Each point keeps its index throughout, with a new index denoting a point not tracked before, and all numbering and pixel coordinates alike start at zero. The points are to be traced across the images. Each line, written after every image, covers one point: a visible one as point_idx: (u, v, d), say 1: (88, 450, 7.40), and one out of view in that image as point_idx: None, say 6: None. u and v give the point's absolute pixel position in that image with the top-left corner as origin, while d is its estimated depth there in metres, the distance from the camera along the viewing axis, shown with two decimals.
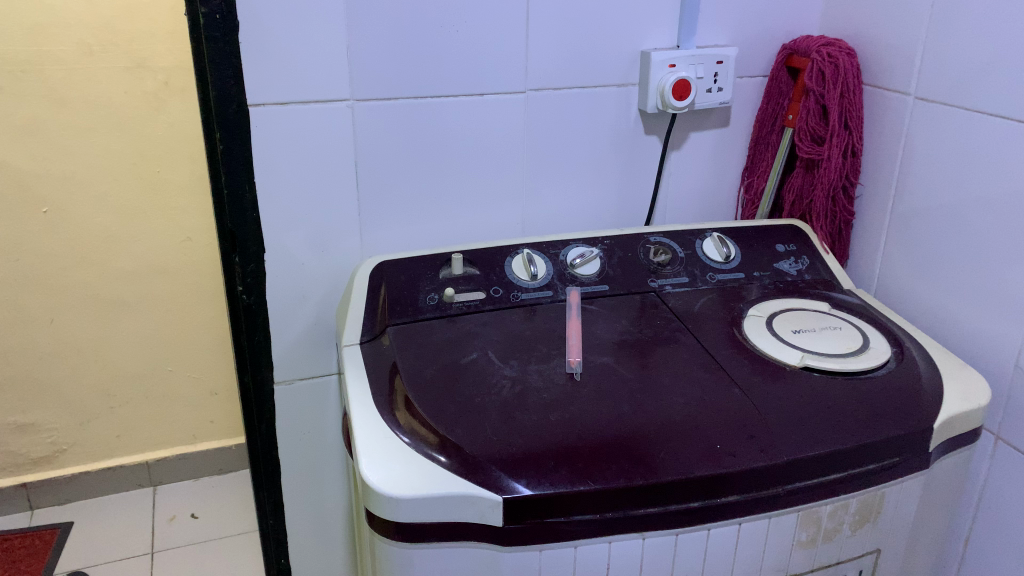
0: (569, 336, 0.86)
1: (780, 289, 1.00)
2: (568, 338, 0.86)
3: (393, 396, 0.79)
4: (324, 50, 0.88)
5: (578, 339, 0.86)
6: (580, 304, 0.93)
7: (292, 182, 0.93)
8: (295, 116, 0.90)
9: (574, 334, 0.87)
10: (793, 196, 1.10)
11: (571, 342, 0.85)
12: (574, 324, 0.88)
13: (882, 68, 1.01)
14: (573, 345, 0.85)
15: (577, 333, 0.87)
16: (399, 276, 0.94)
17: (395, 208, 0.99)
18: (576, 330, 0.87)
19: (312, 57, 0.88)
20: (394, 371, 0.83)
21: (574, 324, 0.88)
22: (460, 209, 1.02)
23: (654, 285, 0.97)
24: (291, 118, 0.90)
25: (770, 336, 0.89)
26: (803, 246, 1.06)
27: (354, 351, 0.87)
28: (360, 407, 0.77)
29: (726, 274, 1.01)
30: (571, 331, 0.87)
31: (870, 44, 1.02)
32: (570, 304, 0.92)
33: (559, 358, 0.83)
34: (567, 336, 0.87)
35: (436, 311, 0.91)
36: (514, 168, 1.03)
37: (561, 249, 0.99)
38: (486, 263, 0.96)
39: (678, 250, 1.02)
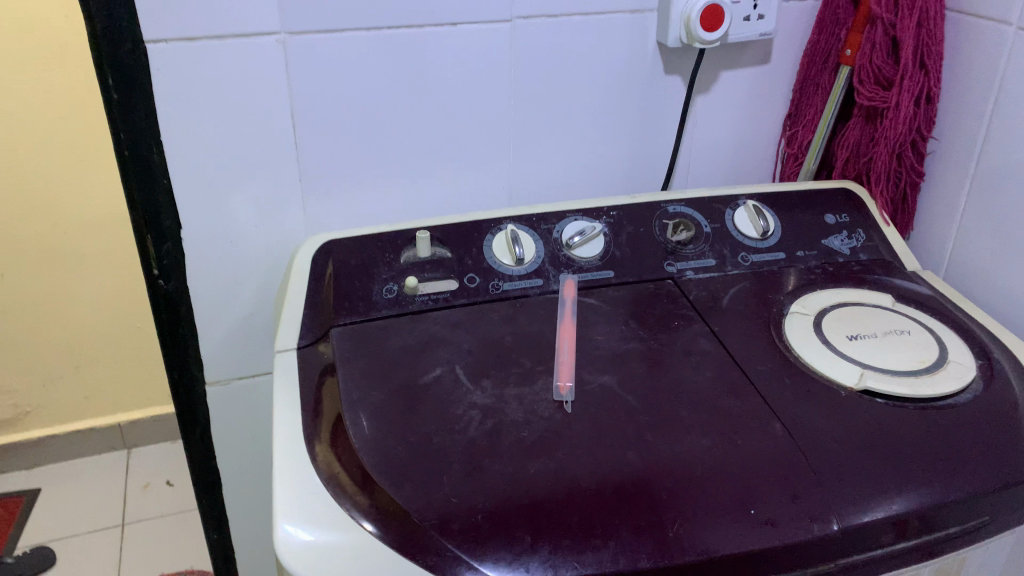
0: (559, 346, 0.67)
1: (830, 274, 0.80)
2: (558, 350, 0.67)
3: (328, 429, 0.61)
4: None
5: (571, 352, 0.67)
6: (578, 299, 0.74)
7: (211, 141, 0.73)
8: (208, 56, 0.69)
9: (567, 345, 0.67)
10: (848, 152, 0.89)
11: (562, 357, 0.66)
12: (568, 329, 0.69)
13: None
14: (565, 361, 0.65)
15: (571, 343, 0.68)
16: (350, 261, 0.75)
17: (347, 171, 0.79)
18: (569, 338, 0.68)
19: None
20: (334, 391, 0.64)
21: (567, 329, 0.69)
22: (430, 171, 0.82)
23: (671, 270, 0.78)
24: (203, 58, 0.69)
25: (819, 343, 0.69)
26: (858, 217, 0.86)
27: (287, 361, 0.68)
28: (282, 445, 0.60)
29: (763, 254, 0.81)
30: (562, 339, 0.68)
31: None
32: (564, 300, 0.73)
33: (546, 378, 0.65)
34: (558, 345, 0.68)
35: (394, 307, 0.72)
36: (497, 119, 0.82)
37: (555, 224, 0.79)
38: (460, 243, 0.77)
39: (703, 224, 0.81)
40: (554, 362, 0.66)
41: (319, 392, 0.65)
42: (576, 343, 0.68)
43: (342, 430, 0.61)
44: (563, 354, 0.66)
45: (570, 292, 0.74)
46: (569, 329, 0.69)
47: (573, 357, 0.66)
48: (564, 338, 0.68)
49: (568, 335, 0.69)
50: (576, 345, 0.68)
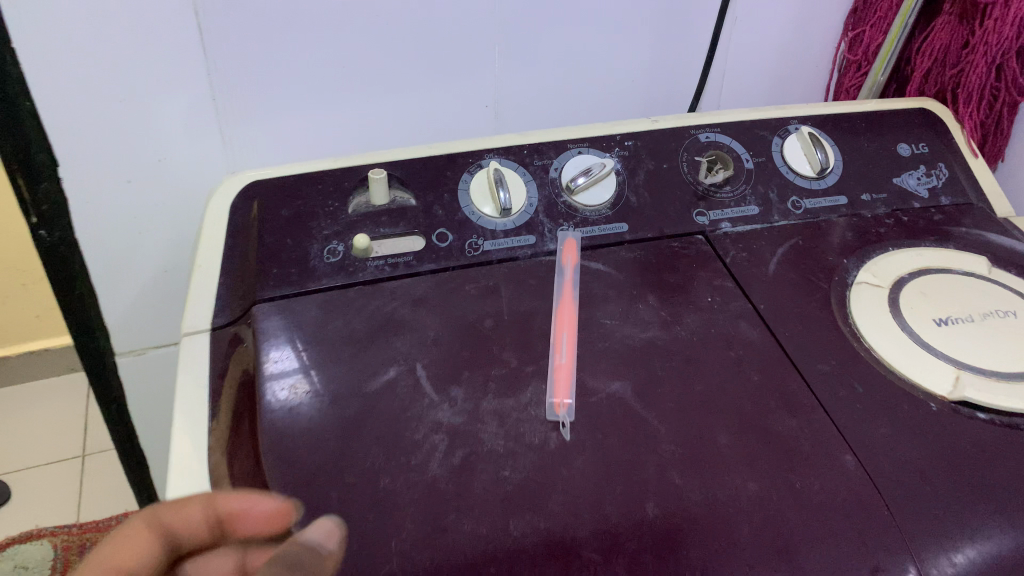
0: (554, 339, 0.51)
1: (904, 225, 0.62)
2: (553, 344, 0.50)
3: (226, 443, 0.45)
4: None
5: (570, 348, 0.50)
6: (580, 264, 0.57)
7: (86, 49, 0.53)
8: None
9: (566, 337, 0.51)
10: (930, 61, 0.69)
11: (559, 359, 0.49)
12: (566, 312, 0.52)
13: None
14: (562, 365, 0.49)
15: (569, 334, 0.51)
16: (280, 210, 0.57)
17: (278, 89, 0.60)
18: (567, 326, 0.51)
19: None
20: (248, 390, 0.48)
21: (567, 311, 0.52)
22: (389, 87, 0.64)
23: (702, 221, 0.60)
24: None
25: (898, 331, 0.53)
26: (939, 146, 0.67)
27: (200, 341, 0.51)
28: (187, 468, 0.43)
29: (819, 199, 0.63)
30: (558, 330, 0.51)
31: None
32: (563, 268, 0.56)
33: (538, 385, 0.48)
34: (555, 335, 0.51)
35: (338, 276, 0.55)
36: (479, 21, 0.62)
37: (553, 159, 0.61)
38: (428, 184, 0.59)
39: (743, 156, 0.63)
40: (547, 362, 0.50)
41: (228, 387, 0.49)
42: (577, 332, 0.51)
43: (249, 445, 0.45)
44: (560, 353, 0.50)
45: (571, 256, 0.57)
46: (569, 312, 0.52)
47: (573, 358, 0.49)
48: (561, 328, 0.51)
49: (567, 322, 0.52)
50: (577, 337, 0.51)
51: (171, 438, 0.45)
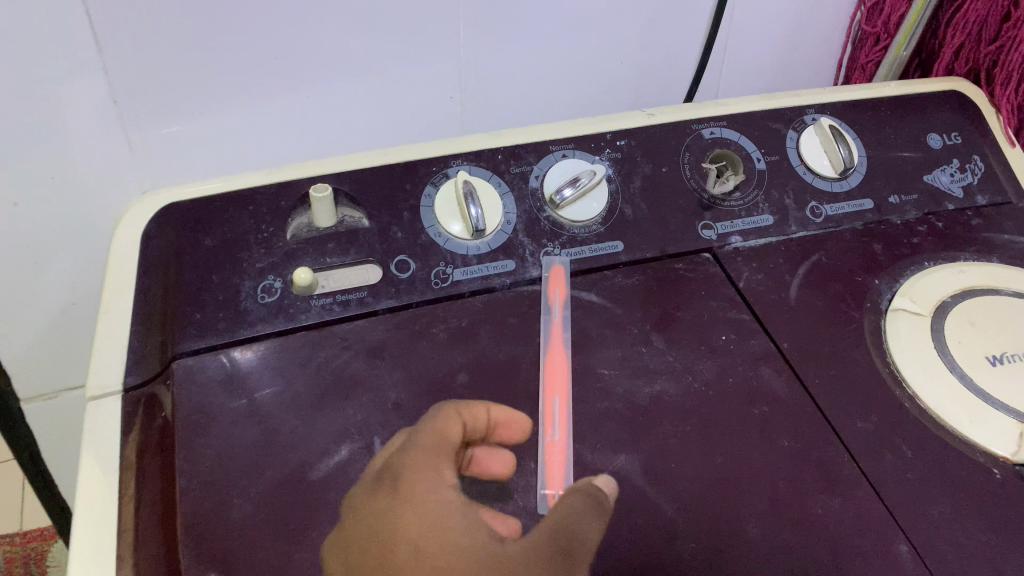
0: (543, 406, 0.41)
1: (940, 233, 0.53)
2: (543, 413, 0.41)
3: (139, 551, 0.37)
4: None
5: (564, 419, 0.41)
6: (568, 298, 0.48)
7: None
8: None
9: (557, 404, 0.41)
10: (962, 36, 0.59)
11: (551, 433, 0.40)
12: (557, 367, 0.43)
13: None
14: (555, 443, 0.40)
15: (561, 399, 0.42)
16: (202, 240, 0.47)
17: (195, 82, 0.50)
18: (558, 388, 0.42)
19: None
20: (164, 473, 0.40)
21: (558, 365, 0.43)
22: (332, 70, 0.54)
23: (709, 235, 0.51)
24: None
25: (946, 373, 0.44)
26: (973, 136, 0.58)
27: (109, 406, 0.42)
28: None
29: (841, 204, 0.54)
30: (547, 393, 0.42)
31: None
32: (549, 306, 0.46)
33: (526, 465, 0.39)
34: (544, 400, 0.42)
35: (277, 320, 0.45)
36: None
37: (533, 164, 0.52)
38: (385, 200, 0.49)
39: (754, 155, 0.54)
40: (536, 437, 0.40)
41: (135, 468, 0.40)
42: (570, 393, 0.42)
43: (165, 560, 0.37)
44: (552, 426, 0.40)
45: (558, 288, 0.47)
46: (560, 367, 0.43)
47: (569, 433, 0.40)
48: (552, 390, 0.42)
49: (560, 381, 0.42)
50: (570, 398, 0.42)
51: (73, 546, 0.37)
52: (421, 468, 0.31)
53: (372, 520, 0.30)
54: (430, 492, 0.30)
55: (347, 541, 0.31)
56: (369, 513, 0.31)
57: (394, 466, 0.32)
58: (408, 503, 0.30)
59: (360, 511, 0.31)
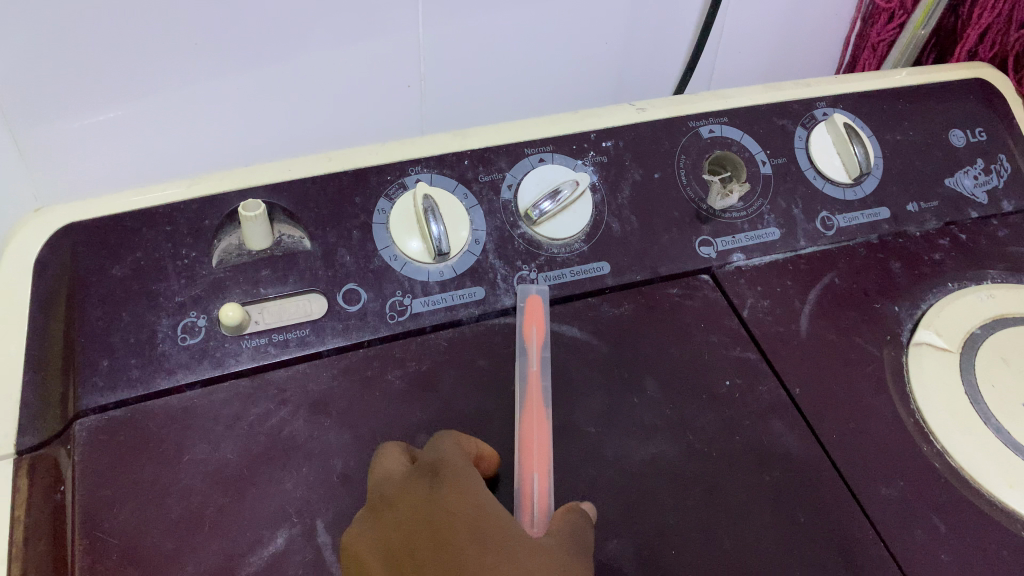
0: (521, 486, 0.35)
1: (963, 247, 0.47)
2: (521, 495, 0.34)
3: None
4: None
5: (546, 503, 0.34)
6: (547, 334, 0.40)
7: None
8: None
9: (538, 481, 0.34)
10: (990, 17, 0.52)
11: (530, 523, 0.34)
12: (535, 432, 0.36)
13: None
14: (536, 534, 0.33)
15: (542, 474, 0.35)
16: (109, 269, 0.39)
17: (97, 69, 0.42)
18: (538, 460, 0.35)
19: None
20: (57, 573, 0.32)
21: (536, 430, 0.36)
22: (265, 53, 0.46)
23: (707, 253, 0.45)
24: None
25: (979, 425, 0.38)
26: (999, 133, 0.52)
27: None
28: None
29: (855, 214, 0.47)
30: (525, 468, 0.35)
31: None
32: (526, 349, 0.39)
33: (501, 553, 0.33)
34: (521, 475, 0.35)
35: (200, 366, 0.38)
36: None
37: (505, 171, 0.45)
38: (331, 216, 0.42)
39: (758, 156, 0.47)
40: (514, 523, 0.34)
41: (23, 559, 0.32)
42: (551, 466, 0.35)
43: None
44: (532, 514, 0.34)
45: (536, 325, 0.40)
46: (540, 432, 0.36)
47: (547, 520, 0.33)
48: (530, 465, 0.35)
49: (539, 452, 0.35)
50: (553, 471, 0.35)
51: None
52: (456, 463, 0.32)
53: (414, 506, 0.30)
54: (472, 484, 0.31)
55: (381, 530, 0.30)
56: (410, 500, 0.30)
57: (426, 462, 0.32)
58: (455, 491, 0.30)
59: (397, 501, 0.31)
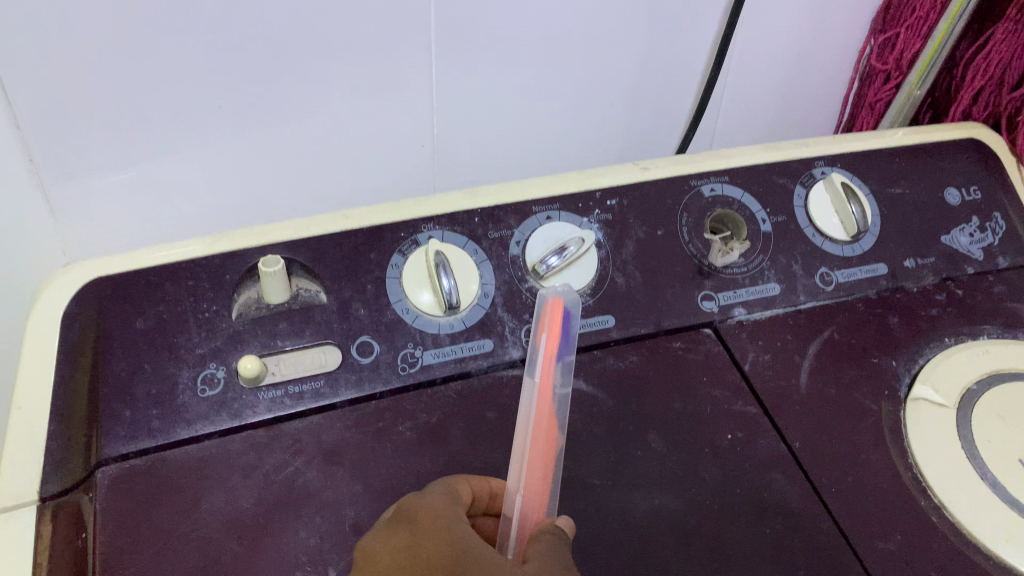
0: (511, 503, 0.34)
1: (960, 302, 0.49)
2: (508, 519, 0.34)
3: None
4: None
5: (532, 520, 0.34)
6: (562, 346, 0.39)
7: None
8: None
9: (531, 508, 0.34)
10: (983, 79, 0.55)
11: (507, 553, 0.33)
12: (538, 459, 0.35)
13: None
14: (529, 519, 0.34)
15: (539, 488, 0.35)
16: (133, 321, 0.41)
17: (126, 128, 0.44)
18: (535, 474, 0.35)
19: None
20: None
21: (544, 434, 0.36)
22: (285, 113, 0.48)
23: (709, 307, 0.46)
24: None
25: (975, 480, 0.39)
26: (994, 191, 0.54)
27: (19, 529, 0.35)
28: None
29: (854, 269, 0.49)
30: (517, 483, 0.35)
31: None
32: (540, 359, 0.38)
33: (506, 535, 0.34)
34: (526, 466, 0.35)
35: (218, 417, 0.39)
36: (404, 22, 0.46)
37: (514, 228, 0.46)
38: (346, 271, 0.44)
39: (758, 214, 0.49)
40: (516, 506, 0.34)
41: None
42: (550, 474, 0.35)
43: None
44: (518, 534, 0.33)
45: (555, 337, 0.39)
46: (544, 461, 0.35)
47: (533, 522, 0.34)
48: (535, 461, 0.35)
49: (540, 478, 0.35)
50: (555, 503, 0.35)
51: None
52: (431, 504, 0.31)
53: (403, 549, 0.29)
54: (453, 521, 0.30)
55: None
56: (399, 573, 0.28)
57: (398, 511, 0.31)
58: (436, 532, 0.29)
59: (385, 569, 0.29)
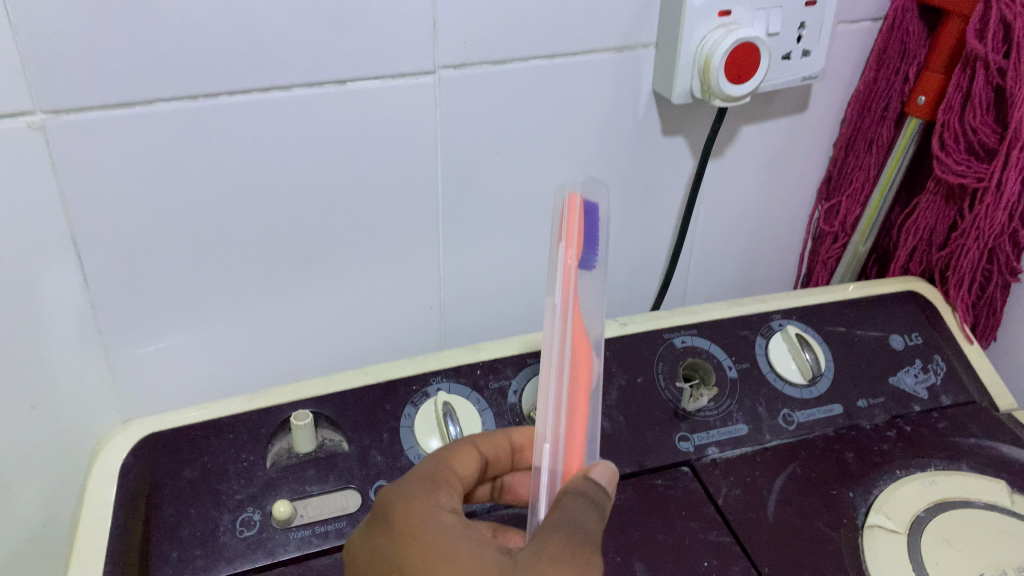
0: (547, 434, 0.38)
1: (908, 436, 0.55)
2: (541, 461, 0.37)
3: None
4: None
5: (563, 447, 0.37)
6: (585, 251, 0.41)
7: None
8: None
9: (563, 439, 0.37)
10: (915, 240, 0.64)
11: (538, 509, 0.37)
12: (564, 388, 0.38)
13: None
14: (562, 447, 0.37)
15: (569, 418, 0.38)
16: (181, 471, 0.47)
17: (180, 305, 0.51)
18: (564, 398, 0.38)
19: None
20: None
21: (573, 358, 0.38)
22: (314, 289, 0.55)
23: (685, 447, 0.52)
24: None
25: None
26: (932, 336, 0.61)
27: None
28: None
29: (812, 410, 0.55)
30: (554, 413, 0.38)
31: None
32: (564, 279, 0.39)
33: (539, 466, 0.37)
34: (556, 388, 0.38)
35: (253, 556, 0.44)
36: (416, 206, 0.55)
37: (511, 378, 0.53)
38: (366, 422, 0.50)
39: (725, 363, 0.56)
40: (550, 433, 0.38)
41: None
42: (577, 394, 0.38)
43: None
44: (553, 483, 0.37)
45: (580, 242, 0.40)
46: (569, 387, 0.38)
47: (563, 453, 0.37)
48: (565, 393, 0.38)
49: (579, 409, 0.38)
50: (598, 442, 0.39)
51: None
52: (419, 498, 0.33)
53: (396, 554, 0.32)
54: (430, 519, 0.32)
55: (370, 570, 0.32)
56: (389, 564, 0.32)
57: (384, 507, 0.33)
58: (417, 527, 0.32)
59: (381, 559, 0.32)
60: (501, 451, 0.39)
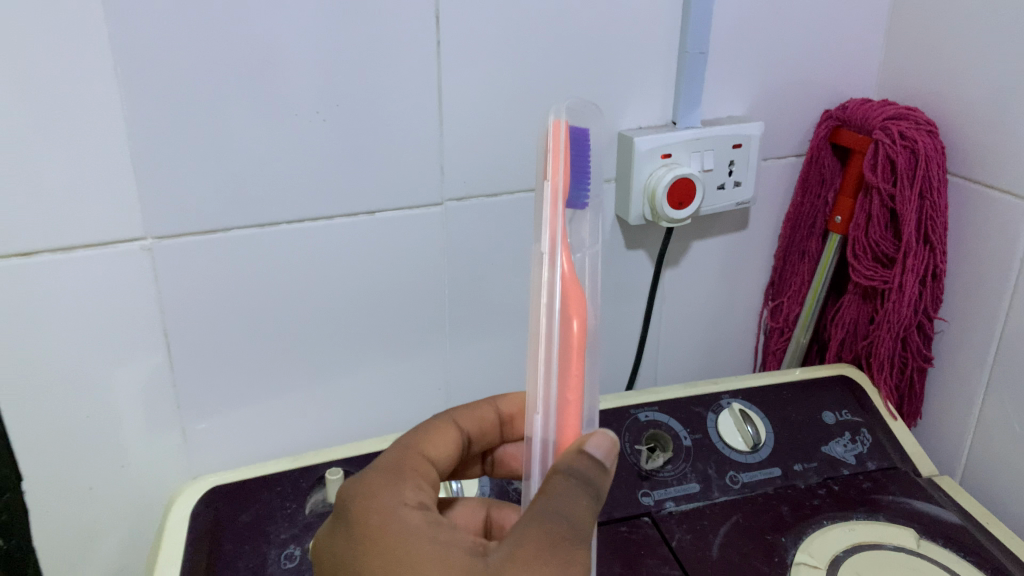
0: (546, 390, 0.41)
1: (835, 493, 0.65)
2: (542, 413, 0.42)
3: None
4: (85, 147, 0.53)
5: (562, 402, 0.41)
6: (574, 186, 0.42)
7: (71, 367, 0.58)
8: (66, 270, 0.55)
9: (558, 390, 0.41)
10: (844, 332, 0.76)
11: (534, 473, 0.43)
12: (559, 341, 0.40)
13: (973, 149, 0.67)
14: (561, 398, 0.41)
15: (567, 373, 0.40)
16: (239, 516, 0.59)
17: (240, 387, 0.65)
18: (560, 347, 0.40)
19: (83, 190, 0.54)
20: None
21: (566, 309, 0.40)
22: (344, 377, 0.69)
23: (647, 502, 0.63)
24: (56, 273, 0.55)
25: None
26: (861, 413, 0.73)
27: None
28: None
29: (754, 471, 0.67)
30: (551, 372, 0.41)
31: (942, 100, 0.69)
32: (552, 223, 0.41)
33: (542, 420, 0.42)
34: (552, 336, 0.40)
35: None
36: (427, 309, 0.69)
37: None
38: None
39: (681, 434, 0.69)
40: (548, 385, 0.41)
41: None
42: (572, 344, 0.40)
43: None
44: (546, 445, 0.42)
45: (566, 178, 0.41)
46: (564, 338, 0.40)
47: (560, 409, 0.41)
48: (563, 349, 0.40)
49: (572, 360, 0.40)
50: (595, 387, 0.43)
51: None
52: (393, 494, 0.42)
53: (375, 548, 0.39)
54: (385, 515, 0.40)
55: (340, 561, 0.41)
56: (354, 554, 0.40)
57: (353, 510, 0.41)
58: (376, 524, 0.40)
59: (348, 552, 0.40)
60: (488, 421, 0.51)
